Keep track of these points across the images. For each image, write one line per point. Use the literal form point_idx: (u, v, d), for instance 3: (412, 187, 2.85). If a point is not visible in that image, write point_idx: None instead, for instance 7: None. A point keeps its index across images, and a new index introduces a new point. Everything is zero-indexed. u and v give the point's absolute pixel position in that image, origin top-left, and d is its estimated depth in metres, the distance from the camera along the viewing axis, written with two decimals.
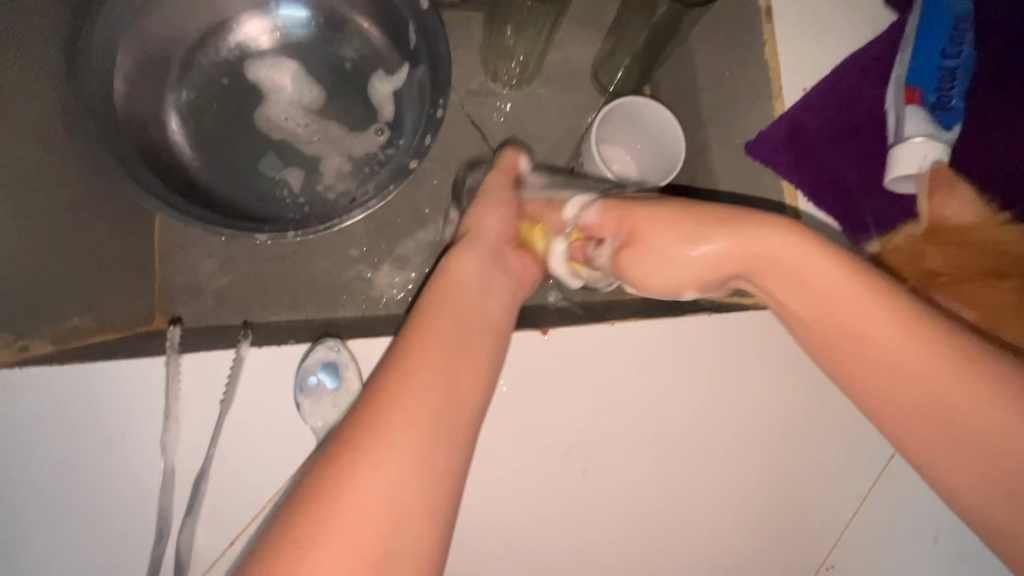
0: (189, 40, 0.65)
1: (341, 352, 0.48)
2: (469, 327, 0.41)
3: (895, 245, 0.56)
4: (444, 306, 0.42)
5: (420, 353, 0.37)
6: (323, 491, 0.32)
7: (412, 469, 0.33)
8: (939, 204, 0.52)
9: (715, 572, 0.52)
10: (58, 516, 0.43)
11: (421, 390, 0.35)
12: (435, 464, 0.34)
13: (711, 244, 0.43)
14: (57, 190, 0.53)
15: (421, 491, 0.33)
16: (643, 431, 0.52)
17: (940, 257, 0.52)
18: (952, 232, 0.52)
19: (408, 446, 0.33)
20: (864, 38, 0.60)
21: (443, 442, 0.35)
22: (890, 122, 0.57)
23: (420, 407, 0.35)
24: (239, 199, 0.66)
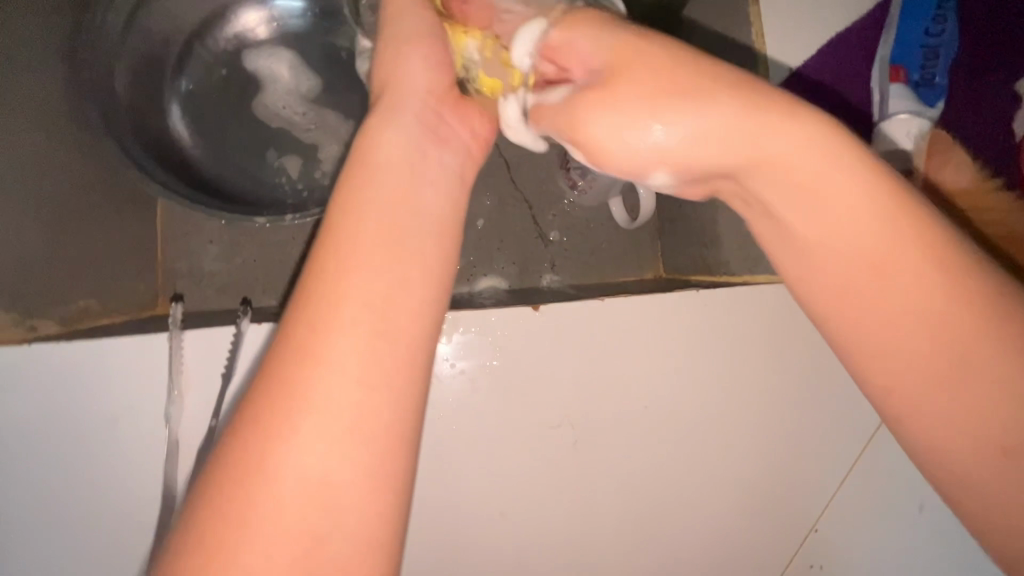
0: (187, 30, 0.67)
1: None
2: (406, 211, 0.34)
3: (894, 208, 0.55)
4: (370, 202, 0.33)
5: (350, 245, 0.31)
6: (259, 430, 0.28)
7: (348, 411, 0.29)
8: (936, 165, 0.54)
9: (704, 539, 0.53)
10: (71, 485, 0.45)
11: (349, 322, 0.30)
12: (376, 399, 0.29)
13: (676, 129, 0.33)
14: (62, 177, 0.55)
15: (364, 433, 0.29)
16: (632, 399, 0.53)
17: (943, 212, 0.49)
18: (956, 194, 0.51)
19: (340, 376, 0.29)
20: (852, 16, 0.61)
21: (385, 376, 0.30)
22: (876, 99, 0.59)
23: (358, 308, 0.30)
24: (239, 186, 0.67)
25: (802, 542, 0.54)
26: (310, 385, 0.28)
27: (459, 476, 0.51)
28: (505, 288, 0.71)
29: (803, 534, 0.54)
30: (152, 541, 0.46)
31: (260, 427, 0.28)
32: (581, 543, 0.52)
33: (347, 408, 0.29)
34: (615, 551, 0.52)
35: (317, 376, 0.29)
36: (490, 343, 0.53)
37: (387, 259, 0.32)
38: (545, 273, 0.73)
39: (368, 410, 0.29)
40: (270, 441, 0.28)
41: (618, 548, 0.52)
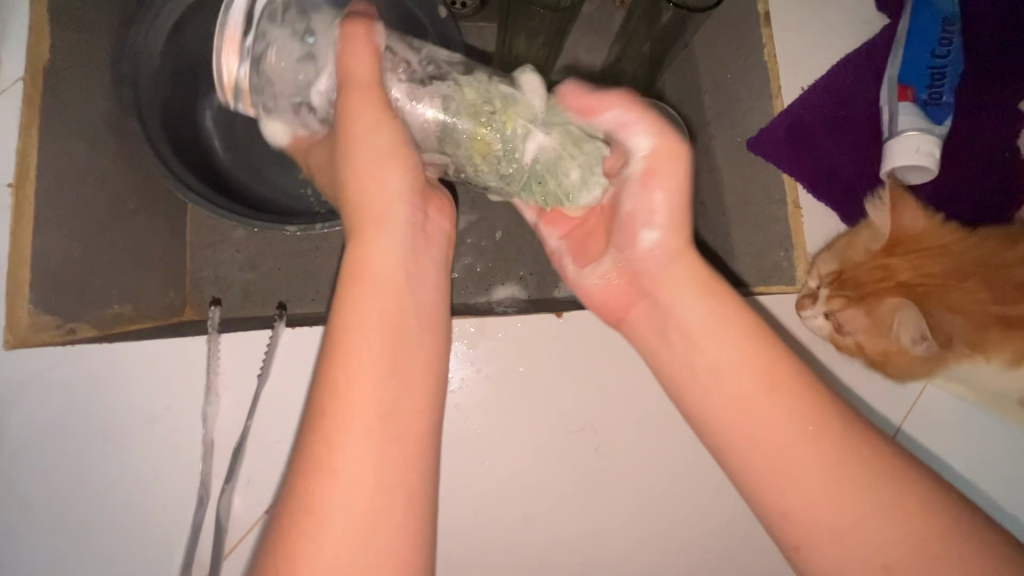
0: None
1: None
2: (407, 315, 0.38)
3: (856, 264, 0.60)
4: (385, 299, 0.38)
5: (347, 363, 0.35)
6: (283, 546, 0.32)
7: (373, 519, 0.33)
8: (897, 216, 0.56)
9: (726, 548, 0.54)
10: (109, 483, 0.47)
11: (357, 446, 0.33)
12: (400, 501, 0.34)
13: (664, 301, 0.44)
14: (102, 185, 0.57)
15: (388, 527, 0.33)
16: (654, 406, 0.54)
17: (909, 266, 0.58)
18: (912, 243, 0.57)
19: (367, 483, 0.33)
20: (859, 41, 0.64)
21: (395, 473, 0.34)
22: (885, 118, 0.60)
23: (367, 420, 0.34)
24: (268, 196, 0.70)
25: None
26: (335, 496, 0.32)
27: (484, 480, 0.52)
28: (524, 296, 0.72)
29: None
30: (186, 541, 0.47)
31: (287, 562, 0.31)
32: (602, 550, 0.52)
33: (367, 512, 0.32)
34: (638, 556, 0.53)
35: (332, 488, 0.32)
36: (515, 349, 0.54)
37: (385, 375, 0.36)
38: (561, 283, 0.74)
39: (396, 503, 0.34)
40: (305, 550, 0.31)
41: (641, 554, 0.53)
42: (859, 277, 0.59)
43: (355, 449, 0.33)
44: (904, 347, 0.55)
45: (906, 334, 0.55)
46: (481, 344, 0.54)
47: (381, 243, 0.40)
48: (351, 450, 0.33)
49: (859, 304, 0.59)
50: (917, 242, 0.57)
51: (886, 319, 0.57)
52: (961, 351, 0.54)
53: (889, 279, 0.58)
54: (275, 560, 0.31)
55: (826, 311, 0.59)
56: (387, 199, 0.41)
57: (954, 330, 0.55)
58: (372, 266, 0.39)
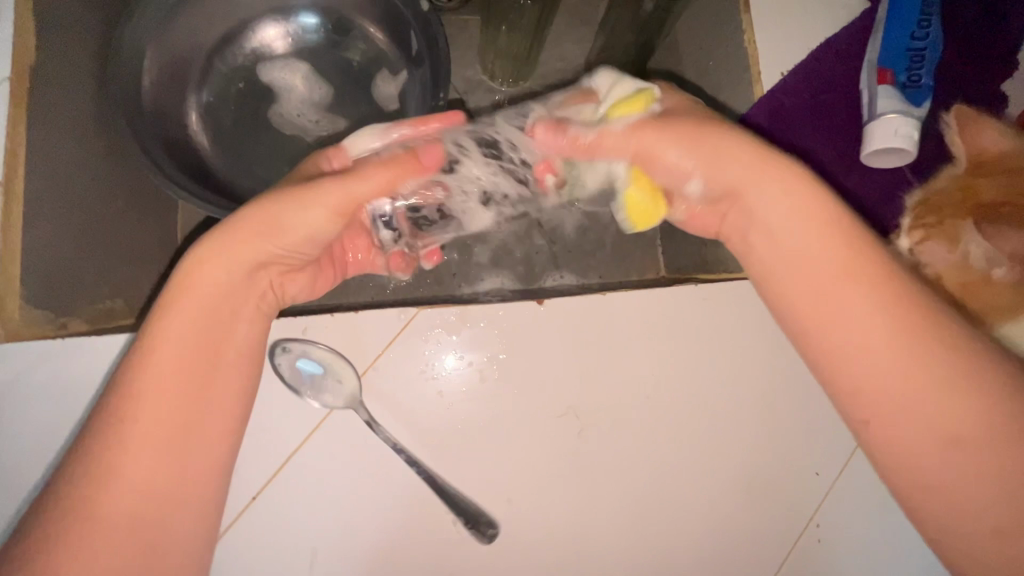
0: (207, 45, 0.70)
1: (318, 346, 0.53)
2: (229, 341, 0.43)
3: (939, 191, 0.52)
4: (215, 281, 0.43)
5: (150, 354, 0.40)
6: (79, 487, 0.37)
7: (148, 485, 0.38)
8: (974, 135, 0.49)
9: (707, 529, 0.54)
10: None
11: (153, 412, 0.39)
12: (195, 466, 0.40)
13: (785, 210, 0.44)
14: (92, 181, 0.58)
15: (152, 484, 0.38)
16: (634, 390, 0.55)
17: (1000, 184, 0.48)
18: (1000, 162, 0.48)
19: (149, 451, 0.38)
20: (838, 25, 0.64)
21: (168, 450, 0.39)
22: (865, 101, 0.60)
23: (166, 416, 0.39)
24: (256, 191, 0.70)
25: (805, 531, 0.55)
26: (121, 475, 0.37)
27: (467, 466, 0.52)
28: (511, 286, 0.73)
29: (806, 523, 0.55)
30: None
31: (86, 510, 0.36)
32: (584, 534, 0.53)
33: (159, 498, 0.38)
34: (620, 537, 0.53)
35: (123, 448, 0.38)
36: (498, 336, 0.55)
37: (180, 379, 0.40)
38: (552, 273, 0.75)
39: (181, 492, 0.39)
40: (100, 502, 0.36)
41: (622, 535, 0.53)
42: (942, 202, 0.51)
43: (136, 440, 0.38)
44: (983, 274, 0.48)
45: (977, 261, 0.48)
46: (464, 332, 0.55)
47: (209, 254, 0.44)
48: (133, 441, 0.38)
49: (941, 236, 0.50)
50: (1003, 160, 0.48)
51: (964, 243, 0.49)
52: None
53: (969, 201, 0.49)
54: (72, 519, 0.36)
55: (908, 247, 0.52)
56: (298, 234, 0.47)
57: None
58: (195, 280, 0.43)
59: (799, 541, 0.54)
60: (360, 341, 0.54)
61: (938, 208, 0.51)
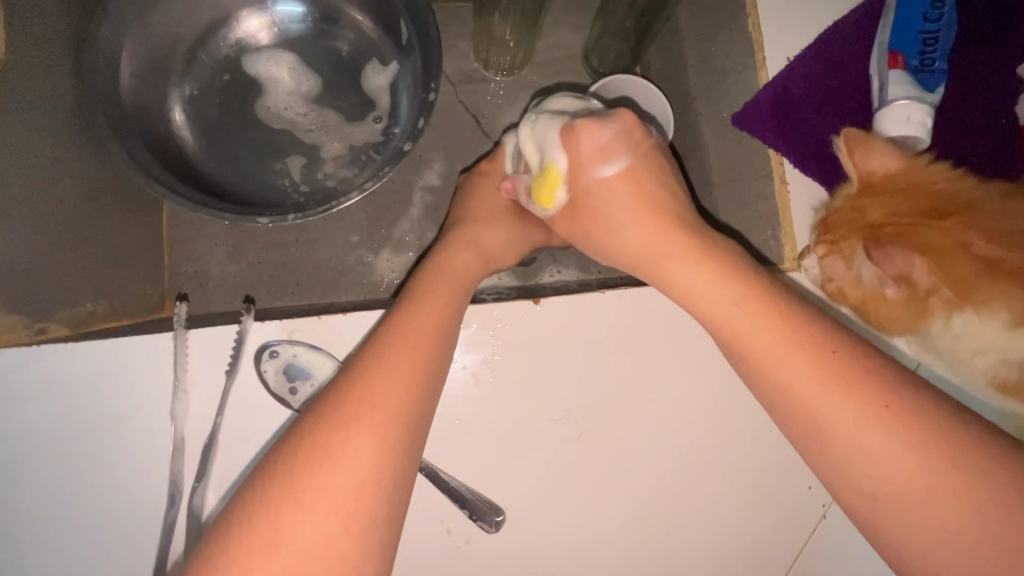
0: (190, 36, 0.68)
1: (287, 357, 0.49)
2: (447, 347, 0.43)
3: (834, 211, 0.54)
4: (447, 285, 0.48)
5: (388, 362, 0.38)
6: (290, 476, 0.33)
7: (349, 476, 0.33)
8: (862, 162, 0.51)
9: (713, 533, 0.53)
10: (81, 485, 0.46)
11: (380, 399, 0.36)
12: (370, 466, 0.34)
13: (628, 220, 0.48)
14: (68, 179, 0.55)
15: (342, 474, 0.33)
16: (636, 392, 0.53)
17: (881, 207, 0.50)
18: (883, 184, 0.50)
19: (377, 440, 0.35)
20: (846, 8, 0.61)
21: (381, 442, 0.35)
22: (875, 87, 0.58)
23: (381, 410, 0.36)
24: (244, 188, 0.68)
25: (812, 533, 0.53)
26: (327, 479, 0.33)
27: (463, 472, 0.50)
28: (507, 282, 0.71)
29: (813, 525, 0.53)
30: (158, 540, 0.46)
31: (283, 500, 0.33)
32: (586, 539, 0.51)
33: (355, 502, 0.33)
34: (623, 541, 0.52)
35: (348, 436, 0.34)
36: (492, 337, 0.53)
37: (413, 386, 0.38)
38: (548, 268, 0.73)
39: (366, 520, 0.33)
40: (299, 497, 0.33)
41: (626, 539, 0.52)
42: (836, 220, 0.53)
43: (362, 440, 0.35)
44: (876, 292, 0.51)
45: (869, 276, 0.51)
46: (458, 333, 0.53)
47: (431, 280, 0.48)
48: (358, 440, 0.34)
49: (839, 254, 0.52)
50: (894, 180, 0.50)
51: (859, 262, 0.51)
52: (943, 299, 0.49)
53: (859, 223, 0.51)
54: (257, 514, 0.32)
55: (816, 262, 0.54)
56: (462, 273, 0.50)
57: (917, 271, 0.48)
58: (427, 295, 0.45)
59: (806, 542, 0.53)
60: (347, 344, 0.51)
61: (835, 226, 0.53)
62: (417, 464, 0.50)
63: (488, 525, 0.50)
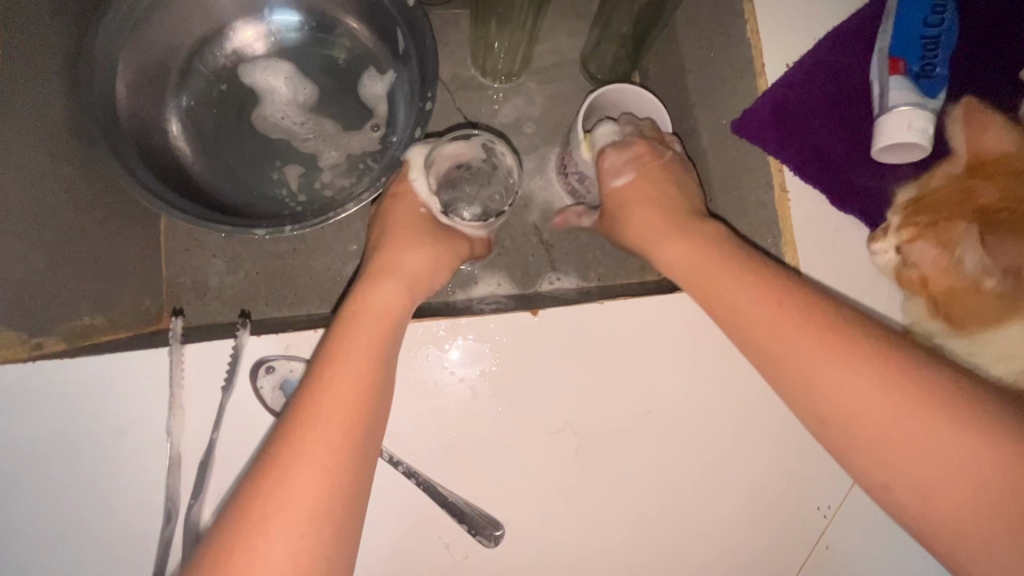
0: (186, 47, 0.68)
1: (282, 372, 0.49)
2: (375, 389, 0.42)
3: (933, 191, 0.50)
4: (371, 322, 0.46)
5: (300, 449, 0.37)
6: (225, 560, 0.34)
7: (284, 554, 0.35)
8: (977, 136, 0.49)
9: (714, 545, 0.52)
10: (76, 501, 0.46)
11: (308, 470, 0.37)
12: (303, 542, 0.35)
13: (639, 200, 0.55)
14: (65, 192, 0.55)
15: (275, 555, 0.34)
16: (636, 403, 0.53)
17: (997, 189, 0.46)
18: (998, 166, 0.47)
19: (310, 513, 0.36)
20: (845, 14, 0.61)
21: (314, 516, 0.36)
22: (876, 94, 0.57)
23: (305, 481, 0.36)
24: (240, 198, 0.68)
25: (816, 546, 0.53)
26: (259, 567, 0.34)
27: (462, 485, 0.50)
28: (506, 291, 0.70)
29: (816, 536, 0.53)
30: (154, 557, 0.46)
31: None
32: (587, 553, 0.51)
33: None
34: (623, 554, 0.51)
35: (280, 515, 0.35)
36: (490, 349, 0.53)
37: (328, 475, 0.37)
38: (548, 275, 0.72)
39: None
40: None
41: (626, 552, 0.51)
42: (938, 201, 0.49)
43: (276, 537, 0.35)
44: (972, 280, 0.45)
45: (969, 265, 0.45)
46: (457, 345, 0.53)
47: (354, 318, 0.46)
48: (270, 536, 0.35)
49: (930, 234, 0.48)
50: (1009, 163, 0.47)
51: (954, 246, 0.46)
52: None
53: (968, 204, 0.47)
54: None
55: (898, 243, 0.51)
56: (389, 305, 0.48)
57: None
58: (349, 337, 0.44)
59: (809, 554, 0.53)
60: None
61: (930, 205, 0.49)
62: (414, 478, 0.49)
63: (486, 540, 0.49)
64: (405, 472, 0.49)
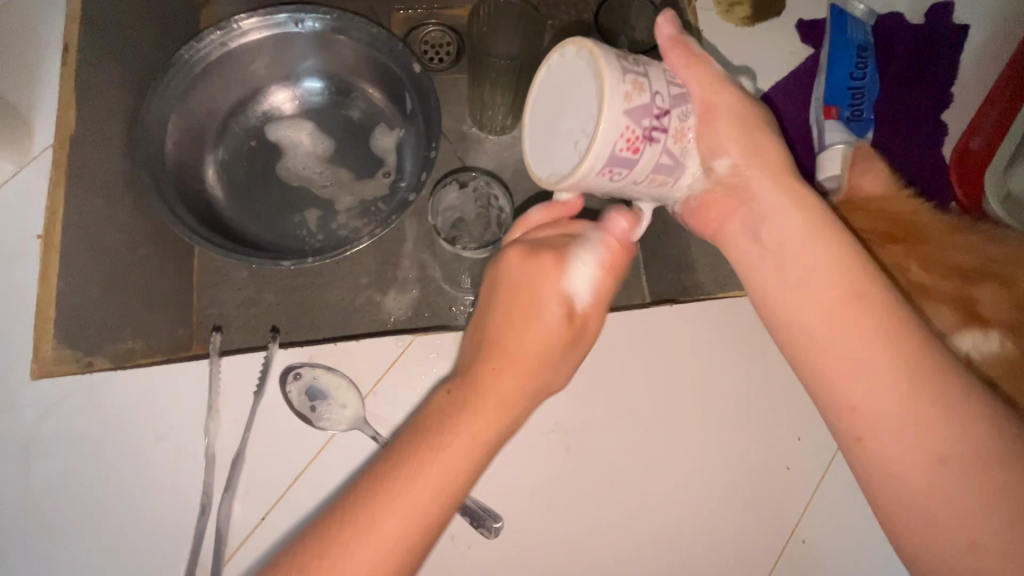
0: (224, 109, 0.78)
1: (300, 379, 0.56)
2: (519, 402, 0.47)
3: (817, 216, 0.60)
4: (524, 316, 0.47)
5: (408, 486, 0.41)
6: (324, 550, 0.40)
7: (387, 536, 0.40)
8: (856, 176, 0.60)
9: (696, 534, 0.56)
10: (126, 497, 0.52)
11: (426, 469, 0.42)
12: (395, 530, 0.40)
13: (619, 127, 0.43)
14: (117, 233, 0.63)
15: (366, 541, 0.40)
16: (621, 407, 0.59)
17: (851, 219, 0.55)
18: (863, 201, 0.57)
19: (425, 505, 0.41)
20: (785, 71, 0.72)
21: (423, 511, 0.41)
22: (815, 134, 0.68)
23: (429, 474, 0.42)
24: (265, 238, 0.76)
25: (792, 536, 0.57)
26: (365, 544, 0.40)
27: None
28: None
29: (792, 527, 0.57)
30: (188, 548, 0.51)
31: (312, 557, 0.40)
32: (583, 542, 0.55)
33: (393, 557, 0.40)
34: (616, 543, 0.56)
35: (393, 504, 0.41)
36: None
37: (446, 509, 0.42)
38: None
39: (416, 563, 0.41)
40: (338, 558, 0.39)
41: (620, 542, 0.56)
42: None
43: (370, 560, 0.40)
44: None
45: None
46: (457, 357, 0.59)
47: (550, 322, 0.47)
48: (359, 552, 0.40)
49: None
50: (869, 203, 0.56)
51: None
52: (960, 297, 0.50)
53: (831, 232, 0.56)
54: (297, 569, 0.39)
55: None
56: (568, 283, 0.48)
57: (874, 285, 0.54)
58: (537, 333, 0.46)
59: (786, 545, 0.57)
60: (360, 365, 0.58)
61: None
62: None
63: (487, 532, 0.54)
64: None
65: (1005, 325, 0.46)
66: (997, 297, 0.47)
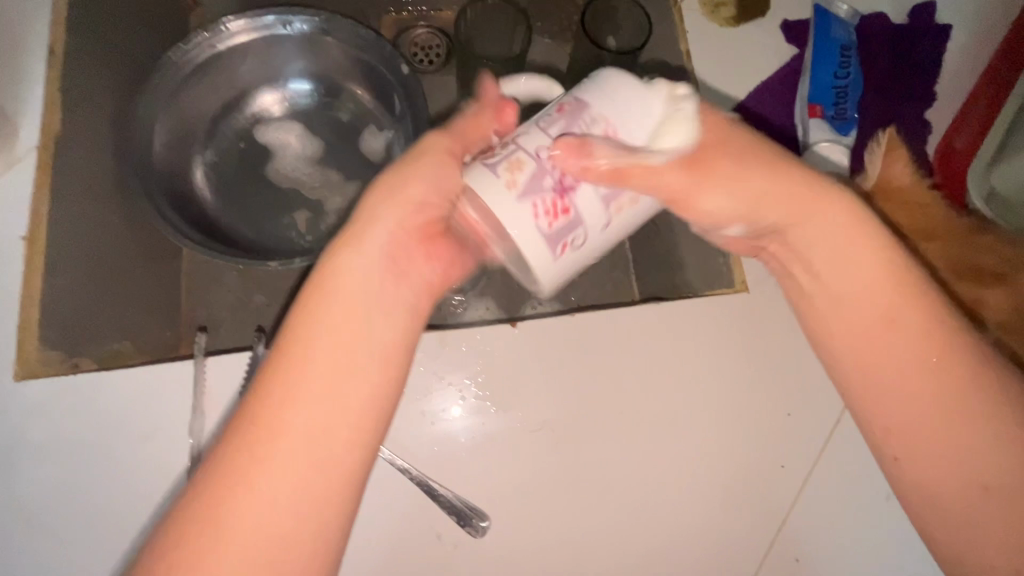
0: (212, 111, 0.79)
1: None
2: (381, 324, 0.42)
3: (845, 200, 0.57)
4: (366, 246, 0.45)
5: (267, 436, 0.38)
6: (196, 518, 0.36)
7: (262, 488, 0.37)
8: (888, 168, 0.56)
9: (683, 530, 0.57)
10: (110, 498, 0.52)
11: (287, 416, 0.38)
12: (276, 484, 0.37)
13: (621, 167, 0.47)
14: (103, 234, 0.63)
15: (248, 502, 0.37)
16: (609, 404, 0.59)
17: (887, 210, 0.54)
18: (896, 192, 0.55)
19: (293, 454, 0.38)
20: (771, 71, 0.72)
21: (299, 459, 0.38)
22: (801, 132, 0.70)
23: (289, 420, 0.38)
24: (253, 238, 0.76)
25: (780, 531, 0.57)
26: (241, 507, 0.37)
27: (454, 480, 0.55)
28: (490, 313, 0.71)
29: (780, 523, 0.57)
30: None
31: (190, 535, 0.36)
32: (571, 539, 0.55)
33: (286, 514, 0.37)
34: (604, 540, 0.56)
35: (262, 455, 0.38)
36: (478, 359, 0.59)
37: (321, 450, 0.39)
38: (531, 300, 0.75)
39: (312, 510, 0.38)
40: (217, 520, 0.36)
41: (608, 538, 0.56)
42: None
43: (259, 518, 0.37)
44: None
45: None
46: (445, 355, 0.59)
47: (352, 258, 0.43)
48: (240, 514, 0.36)
49: None
50: (903, 193, 0.55)
51: None
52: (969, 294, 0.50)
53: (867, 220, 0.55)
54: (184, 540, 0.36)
55: None
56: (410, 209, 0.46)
57: None
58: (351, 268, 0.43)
59: (774, 541, 0.57)
60: None
61: None
62: (408, 474, 0.55)
63: (474, 530, 0.54)
64: (400, 468, 0.55)
65: (996, 323, 0.48)
66: (1005, 300, 0.48)
